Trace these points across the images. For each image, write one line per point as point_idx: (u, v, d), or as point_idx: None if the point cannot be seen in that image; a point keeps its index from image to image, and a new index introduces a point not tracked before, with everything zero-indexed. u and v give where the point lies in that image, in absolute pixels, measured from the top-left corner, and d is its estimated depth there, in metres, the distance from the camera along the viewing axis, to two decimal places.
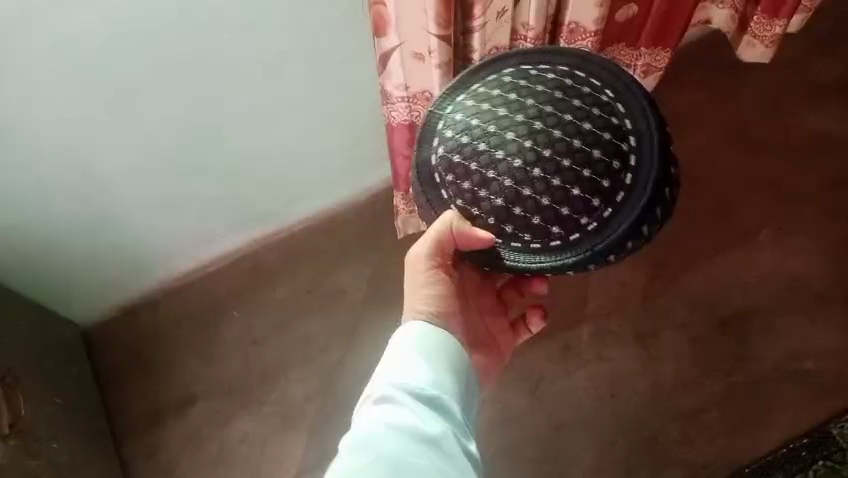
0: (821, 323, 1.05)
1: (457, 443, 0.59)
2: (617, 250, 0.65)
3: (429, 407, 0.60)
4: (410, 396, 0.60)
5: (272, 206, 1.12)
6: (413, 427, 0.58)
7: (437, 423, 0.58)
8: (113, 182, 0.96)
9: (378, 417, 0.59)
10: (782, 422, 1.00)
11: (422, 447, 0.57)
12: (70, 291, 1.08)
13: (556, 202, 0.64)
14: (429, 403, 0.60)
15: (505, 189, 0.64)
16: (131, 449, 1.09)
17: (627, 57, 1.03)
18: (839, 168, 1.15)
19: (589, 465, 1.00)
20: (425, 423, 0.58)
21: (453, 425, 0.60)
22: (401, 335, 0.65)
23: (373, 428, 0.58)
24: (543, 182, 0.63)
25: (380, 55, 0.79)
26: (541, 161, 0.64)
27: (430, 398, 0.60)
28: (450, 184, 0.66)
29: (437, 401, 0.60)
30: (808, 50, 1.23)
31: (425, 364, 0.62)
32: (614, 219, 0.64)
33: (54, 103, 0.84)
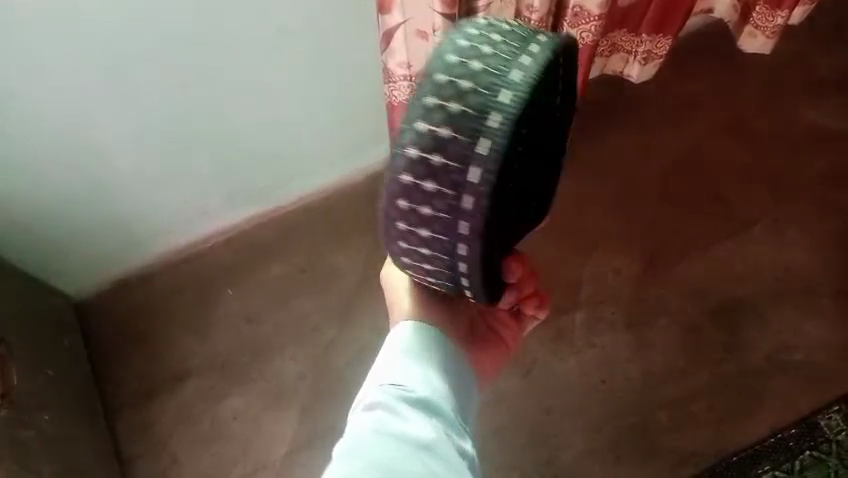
0: (812, 315, 1.06)
1: (447, 443, 0.57)
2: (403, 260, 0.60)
3: (418, 408, 0.59)
4: (400, 400, 0.60)
5: (269, 184, 1.12)
6: (400, 429, 0.57)
7: (424, 424, 0.58)
8: (110, 154, 0.95)
9: (367, 423, 0.58)
10: (768, 412, 1.01)
11: (410, 447, 0.56)
12: (63, 264, 1.07)
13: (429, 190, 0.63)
14: (420, 405, 0.59)
15: None
16: (123, 424, 1.08)
17: (628, 43, 1.03)
18: (835, 162, 1.15)
19: (579, 450, 1.01)
20: (413, 425, 0.57)
21: (445, 426, 0.59)
22: (390, 341, 0.66)
23: (364, 434, 0.57)
24: None
25: (384, 32, 0.79)
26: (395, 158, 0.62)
27: (420, 401, 0.60)
28: None
29: (428, 403, 0.60)
30: (809, 44, 1.23)
31: (415, 366, 0.62)
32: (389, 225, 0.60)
33: (48, 68, 0.82)
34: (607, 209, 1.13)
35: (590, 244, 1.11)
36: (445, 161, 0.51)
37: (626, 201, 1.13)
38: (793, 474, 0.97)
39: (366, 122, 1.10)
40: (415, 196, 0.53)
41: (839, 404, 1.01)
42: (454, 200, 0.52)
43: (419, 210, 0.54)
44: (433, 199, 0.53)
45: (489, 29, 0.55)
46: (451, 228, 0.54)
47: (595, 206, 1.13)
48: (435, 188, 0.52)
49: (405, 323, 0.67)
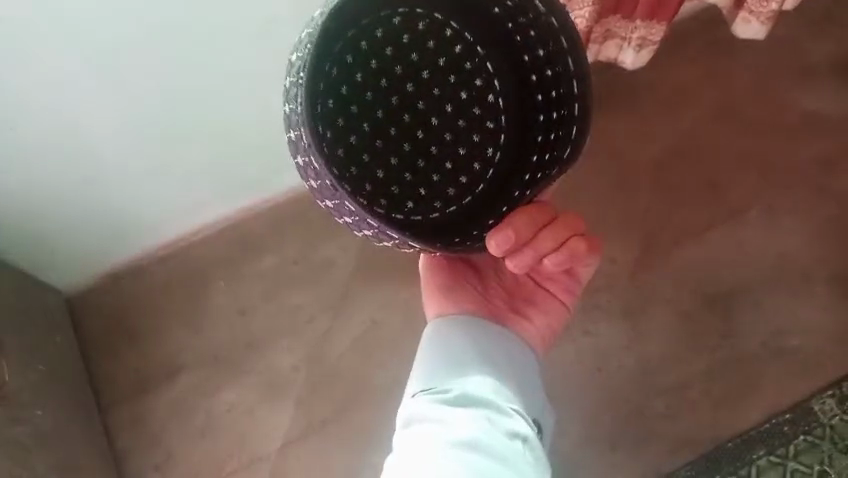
0: (805, 301, 1.07)
1: (496, 434, 0.56)
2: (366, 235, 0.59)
3: (458, 407, 0.59)
4: (440, 404, 0.59)
5: (261, 175, 1.11)
6: (443, 432, 0.56)
7: (467, 421, 0.57)
8: (95, 146, 0.94)
9: (412, 435, 0.58)
10: (763, 397, 1.02)
11: (459, 449, 0.55)
12: (53, 259, 1.07)
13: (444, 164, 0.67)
14: (461, 404, 0.59)
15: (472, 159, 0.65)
16: (117, 419, 1.08)
17: (622, 29, 1.02)
18: (827, 148, 1.15)
19: (575, 439, 1.01)
20: (456, 424, 0.57)
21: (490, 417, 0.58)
22: (424, 346, 0.65)
23: (410, 447, 0.57)
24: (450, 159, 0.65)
25: None
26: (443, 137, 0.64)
27: (460, 399, 0.59)
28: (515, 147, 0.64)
29: (469, 400, 0.59)
30: (802, 29, 1.23)
31: (451, 368, 0.62)
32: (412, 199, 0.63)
33: (28, 53, 0.81)
34: (602, 196, 1.13)
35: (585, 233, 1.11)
36: (296, 133, 0.53)
37: (619, 188, 1.13)
38: (787, 459, 0.98)
39: None
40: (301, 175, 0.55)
41: (833, 389, 1.01)
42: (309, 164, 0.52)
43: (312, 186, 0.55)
44: (305, 170, 0.54)
45: None
46: (330, 190, 0.53)
47: (589, 194, 1.13)
48: (303, 161, 0.53)
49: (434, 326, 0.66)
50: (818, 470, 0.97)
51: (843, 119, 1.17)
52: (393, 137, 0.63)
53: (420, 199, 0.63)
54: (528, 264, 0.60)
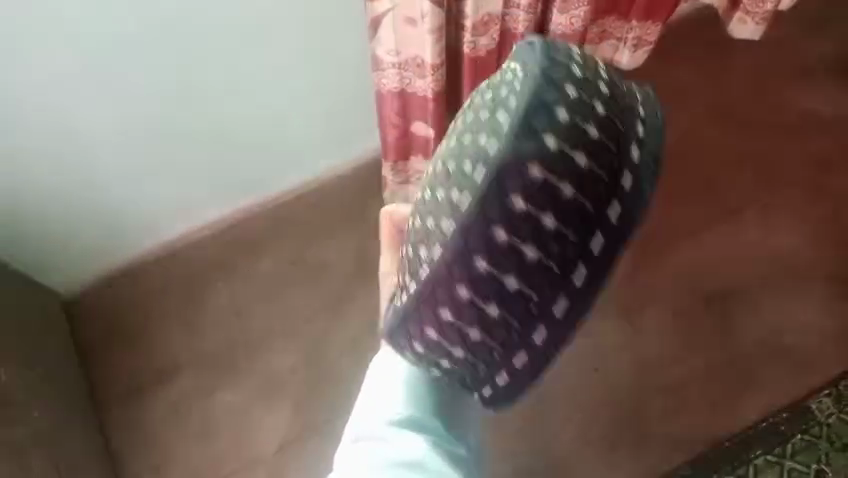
0: (802, 299, 1.07)
1: (435, 454, 0.61)
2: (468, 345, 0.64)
3: (407, 428, 0.62)
4: (387, 424, 0.63)
5: (258, 174, 1.11)
6: (392, 456, 0.60)
7: (414, 443, 0.61)
8: (93, 145, 0.94)
9: (358, 456, 0.61)
10: (761, 396, 1.02)
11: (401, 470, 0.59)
12: (50, 259, 1.06)
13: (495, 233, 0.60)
14: (407, 424, 0.63)
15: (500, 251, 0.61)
16: (114, 420, 1.07)
17: (617, 30, 1.03)
18: (823, 147, 1.16)
19: (573, 439, 1.01)
20: (403, 447, 0.61)
21: (431, 436, 0.63)
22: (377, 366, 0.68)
23: (356, 467, 0.60)
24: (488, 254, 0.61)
25: (371, 19, 0.81)
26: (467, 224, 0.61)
27: (406, 419, 0.63)
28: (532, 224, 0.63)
29: (414, 420, 0.63)
30: (794, 30, 1.24)
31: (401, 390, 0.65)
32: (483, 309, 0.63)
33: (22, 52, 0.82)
34: None
35: None
36: None
37: None
38: (784, 458, 0.97)
39: (355, 109, 1.09)
40: None
41: (829, 388, 1.01)
42: None
43: None
44: None
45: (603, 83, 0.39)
46: None
47: None
48: None
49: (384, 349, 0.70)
50: (815, 470, 0.97)
51: (838, 119, 1.18)
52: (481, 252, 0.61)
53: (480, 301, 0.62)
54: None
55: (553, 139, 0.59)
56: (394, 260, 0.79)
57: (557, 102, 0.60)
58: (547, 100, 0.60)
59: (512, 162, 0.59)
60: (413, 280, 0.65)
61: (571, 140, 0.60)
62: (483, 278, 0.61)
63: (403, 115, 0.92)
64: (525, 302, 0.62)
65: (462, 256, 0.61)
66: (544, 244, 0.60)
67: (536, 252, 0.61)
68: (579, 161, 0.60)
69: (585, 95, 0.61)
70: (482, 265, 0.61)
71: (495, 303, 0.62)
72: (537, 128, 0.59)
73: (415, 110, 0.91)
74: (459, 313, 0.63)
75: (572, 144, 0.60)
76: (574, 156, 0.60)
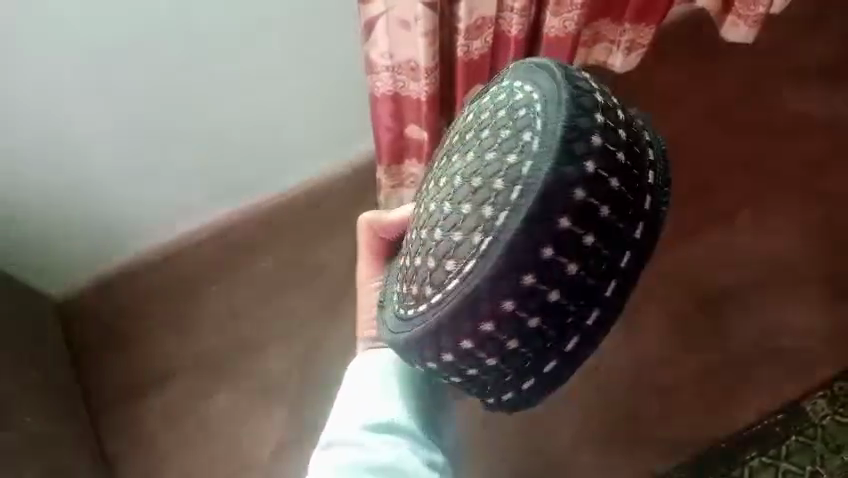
0: (796, 301, 1.07)
1: (413, 462, 0.58)
2: (473, 377, 0.49)
3: (377, 433, 0.59)
4: (363, 429, 0.60)
5: (252, 177, 1.11)
6: (358, 462, 0.58)
7: (383, 448, 0.59)
8: (87, 149, 0.94)
9: (331, 461, 0.59)
10: (755, 398, 1.02)
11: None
12: (44, 261, 1.06)
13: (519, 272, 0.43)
14: (384, 429, 0.60)
15: (536, 268, 0.43)
16: (109, 424, 1.07)
17: (611, 33, 1.04)
18: (816, 149, 1.16)
19: (568, 442, 1.01)
20: (370, 452, 0.58)
21: (410, 441, 0.60)
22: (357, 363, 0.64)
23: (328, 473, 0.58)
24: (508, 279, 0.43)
25: (365, 22, 0.81)
26: (477, 230, 0.44)
27: (383, 424, 0.60)
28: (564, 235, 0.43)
29: (392, 425, 0.60)
30: (788, 33, 1.24)
31: (378, 391, 0.61)
32: (504, 346, 0.46)
33: (15, 55, 0.82)
34: None
35: None
36: None
37: None
38: (779, 459, 0.98)
39: (350, 113, 1.09)
40: None
41: (824, 389, 1.01)
42: None
43: None
44: None
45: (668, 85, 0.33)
46: None
47: None
48: None
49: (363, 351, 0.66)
50: (810, 471, 0.97)
51: (831, 122, 1.18)
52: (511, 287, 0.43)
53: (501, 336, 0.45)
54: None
55: (596, 164, 0.43)
56: (372, 268, 0.69)
57: (593, 122, 0.44)
58: (583, 125, 0.44)
59: (553, 180, 0.42)
60: (421, 302, 0.48)
61: (610, 166, 0.44)
62: (498, 326, 0.45)
63: (398, 118, 0.92)
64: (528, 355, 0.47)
65: (489, 286, 0.44)
66: (584, 264, 0.44)
67: (579, 272, 0.44)
68: (621, 183, 0.44)
69: (612, 121, 0.45)
70: (513, 297, 0.44)
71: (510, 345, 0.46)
72: (577, 147, 0.43)
73: (410, 113, 0.92)
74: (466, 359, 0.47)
75: (610, 169, 0.44)
76: (608, 181, 0.44)
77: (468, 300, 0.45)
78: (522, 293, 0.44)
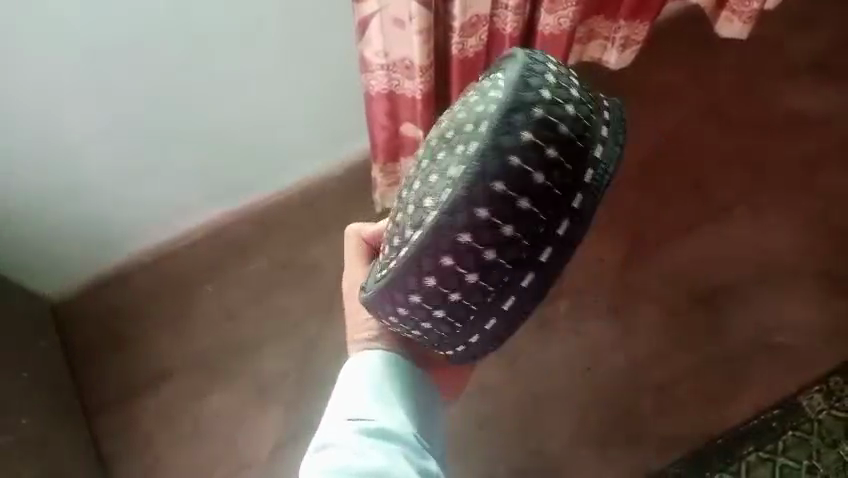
0: (791, 297, 1.07)
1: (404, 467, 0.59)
2: (427, 328, 0.57)
3: (370, 438, 0.60)
4: (356, 432, 0.60)
5: (247, 177, 1.11)
6: (349, 466, 0.58)
7: (376, 455, 0.59)
8: (82, 150, 0.94)
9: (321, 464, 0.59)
10: (751, 394, 1.02)
11: None
12: (38, 263, 1.06)
13: (461, 235, 0.49)
14: (378, 433, 0.60)
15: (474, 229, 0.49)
16: (105, 426, 1.07)
17: (605, 29, 1.04)
18: (811, 145, 1.17)
19: (565, 439, 1.01)
20: (362, 458, 0.58)
21: (403, 447, 0.60)
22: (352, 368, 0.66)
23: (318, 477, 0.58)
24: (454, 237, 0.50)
25: (359, 21, 0.80)
26: (431, 198, 0.51)
27: (378, 429, 0.61)
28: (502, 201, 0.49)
29: (386, 430, 0.61)
30: (781, 29, 1.25)
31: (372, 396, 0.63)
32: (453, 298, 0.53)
33: (7, 56, 0.81)
34: None
35: None
36: None
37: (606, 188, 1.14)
38: (776, 455, 0.98)
39: (344, 112, 1.09)
40: None
41: (820, 384, 1.02)
42: None
43: None
44: None
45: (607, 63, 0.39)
46: None
47: None
48: None
49: (355, 355, 0.68)
50: (807, 466, 0.97)
51: (826, 118, 1.18)
52: (454, 243, 0.50)
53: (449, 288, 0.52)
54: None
55: (533, 137, 0.49)
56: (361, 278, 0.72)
57: (526, 116, 0.49)
58: (527, 100, 0.50)
59: (492, 150, 0.49)
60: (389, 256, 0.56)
61: (550, 139, 0.49)
62: (439, 300, 0.53)
63: (393, 116, 0.92)
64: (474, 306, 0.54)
65: (433, 245, 0.50)
66: (520, 227, 0.50)
67: (516, 233, 0.50)
68: (552, 170, 0.49)
69: (560, 99, 0.51)
70: (455, 253, 0.50)
71: (455, 298, 0.53)
72: (516, 122, 0.49)
73: (404, 112, 0.91)
74: (420, 308, 0.55)
75: (548, 142, 0.49)
76: (545, 155, 0.49)
77: (417, 257, 0.51)
78: (463, 248, 0.50)
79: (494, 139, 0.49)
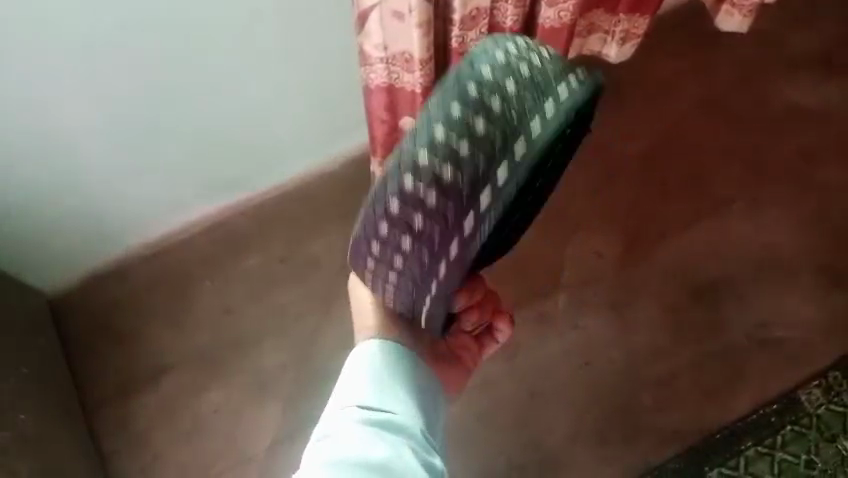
0: (790, 291, 1.08)
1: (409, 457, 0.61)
2: (394, 267, 0.70)
3: (375, 430, 0.62)
4: (362, 424, 0.62)
5: (245, 172, 1.10)
6: (355, 457, 0.60)
7: (380, 446, 0.61)
8: (78, 143, 0.94)
9: (325, 455, 0.61)
10: (750, 389, 1.02)
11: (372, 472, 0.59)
12: (34, 258, 1.05)
13: (410, 184, 0.64)
14: (383, 425, 0.62)
15: (421, 186, 0.64)
16: (102, 421, 1.06)
17: (605, 22, 1.03)
18: (809, 139, 1.16)
19: (564, 434, 1.01)
20: (366, 447, 0.60)
21: (408, 438, 0.62)
22: (355, 358, 0.67)
23: (323, 467, 0.60)
24: (411, 193, 0.64)
25: (358, 14, 0.80)
26: (399, 161, 0.65)
27: (383, 421, 0.63)
28: (450, 169, 0.64)
29: (392, 422, 0.63)
30: (780, 23, 1.25)
31: (376, 388, 0.64)
32: (412, 243, 0.67)
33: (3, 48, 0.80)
34: (589, 190, 1.13)
35: (570, 228, 1.12)
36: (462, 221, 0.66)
37: (606, 183, 1.14)
38: (774, 449, 0.98)
39: (343, 106, 1.08)
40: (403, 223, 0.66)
41: (818, 379, 1.02)
42: (434, 234, 0.67)
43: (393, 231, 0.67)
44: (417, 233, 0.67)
45: (496, 72, 0.66)
46: (428, 254, 0.68)
47: (575, 188, 1.14)
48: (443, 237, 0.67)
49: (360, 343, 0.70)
50: (804, 460, 0.97)
51: (825, 112, 1.18)
52: (409, 197, 0.65)
53: (407, 231, 0.67)
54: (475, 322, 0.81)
55: (475, 116, 0.64)
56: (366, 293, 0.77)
57: (471, 99, 0.65)
58: (473, 87, 0.65)
59: (445, 123, 0.64)
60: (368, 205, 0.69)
61: (489, 118, 0.64)
62: (400, 243, 0.67)
63: (392, 111, 0.92)
64: (425, 243, 0.67)
65: (393, 198, 0.65)
66: (462, 190, 0.65)
67: (455, 188, 0.64)
68: (490, 143, 0.64)
69: (501, 85, 0.65)
70: (407, 209, 0.65)
71: (409, 240, 0.67)
72: (464, 105, 0.65)
73: (404, 107, 0.91)
74: (382, 249, 0.69)
75: (485, 121, 0.64)
76: (479, 123, 0.64)
77: (381, 207, 0.66)
78: (413, 198, 0.65)
79: (446, 125, 0.64)
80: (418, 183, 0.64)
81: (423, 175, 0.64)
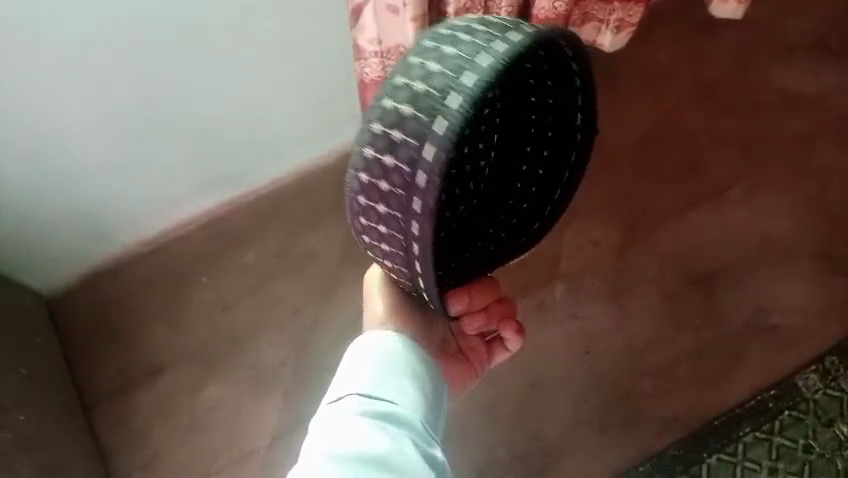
0: (787, 277, 1.08)
1: (408, 449, 0.60)
2: (382, 235, 0.62)
3: (375, 422, 0.62)
4: (361, 416, 0.62)
5: (241, 167, 1.10)
6: (354, 449, 0.59)
7: (379, 438, 0.60)
8: (72, 141, 0.93)
9: (323, 447, 0.61)
10: (748, 375, 1.03)
11: (370, 465, 0.59)
12: (30, 259, 1.05)
13: (389, 105, 0.56)
14: (383, 417, 0.62)
15: (392, 121, 0.56)
16: (102, 420, 1.06)
17: (600, 12, 1.02)
18: (804, 125, 1.17)
19: (564, 423, 1.01)
20: (365, 440, 0.60)
21: (409, 431, 0.62)
22: (358, 348, 0.67)
23: (322, 459, 0.60)
24: (383, 135, 0.56)
25: (353, 8, 0.81)
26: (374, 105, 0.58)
27: (383, 413, 0.62)
28: (422, 96, 0.55)
29: (392, 415, 0.62)
30: (774, 8, 1.25)
31: (377, 380, 0.64)
32: (390, 197, 0.58)
33: None
34: (585, 180, 1.13)
35: (566, 219, 1.12)
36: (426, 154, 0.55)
37: (602, 172, 1.14)
38: (772, 435, 0.99)
39: (339, 99, 1.08)
40: (375, 170, 0.58)
41: (816, 364, 1.02)
42: (407, 176, 0.56)
43: (374, 183, 0.58)
44: (389, 174, 0.57)
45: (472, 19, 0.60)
46: (405, 205, 0.58)
47: None
48: (422, 181, 0.56)
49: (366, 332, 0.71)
50: (802, 444, 0.98)
51: (820, 97, 1.18)
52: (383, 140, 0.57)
53: (382, 182, 0.58)
54: (480, 326, 0.79)
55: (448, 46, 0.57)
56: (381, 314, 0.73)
57: (444, 36, 0.58)
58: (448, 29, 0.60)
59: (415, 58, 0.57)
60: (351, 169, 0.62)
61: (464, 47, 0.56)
62: (379, 200, 0.59)
63: None
64: (403, 169, 0.56)
65: (368, 144, 0.58)
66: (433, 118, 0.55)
67: (424, 121, 0.55)
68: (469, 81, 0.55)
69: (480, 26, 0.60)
70: (381, 154, 0.57)
71: (386, 190, 0.58)
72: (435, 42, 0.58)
73: None
74: (371, 187, 0.59)
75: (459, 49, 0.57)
76: (450, 50, 0.56)
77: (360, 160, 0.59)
78: (385, 139, 0.56)
79: (421, 52, 0.58)
80: (386, 122, 0.56)
81: (396, 109, 0.56)
